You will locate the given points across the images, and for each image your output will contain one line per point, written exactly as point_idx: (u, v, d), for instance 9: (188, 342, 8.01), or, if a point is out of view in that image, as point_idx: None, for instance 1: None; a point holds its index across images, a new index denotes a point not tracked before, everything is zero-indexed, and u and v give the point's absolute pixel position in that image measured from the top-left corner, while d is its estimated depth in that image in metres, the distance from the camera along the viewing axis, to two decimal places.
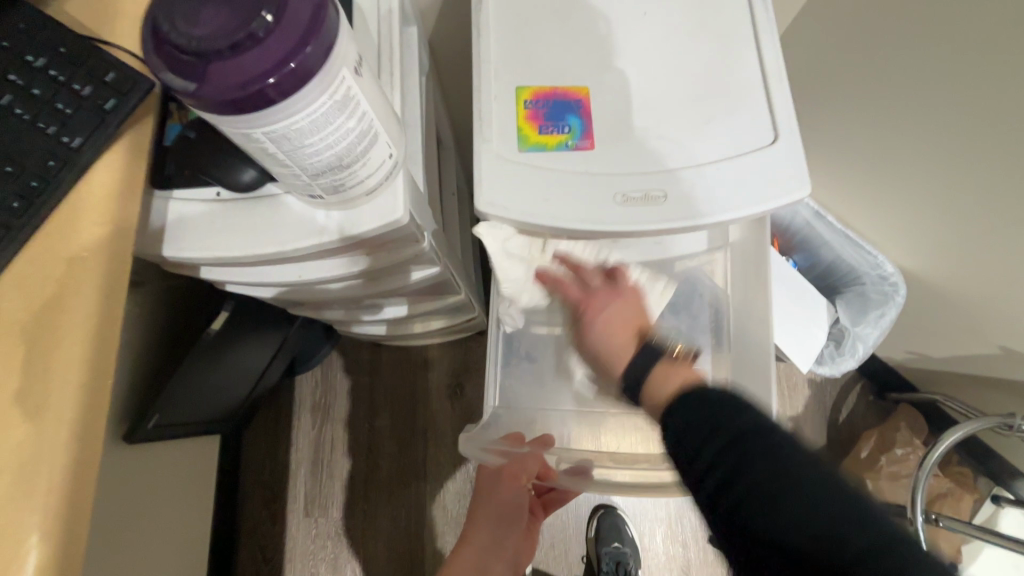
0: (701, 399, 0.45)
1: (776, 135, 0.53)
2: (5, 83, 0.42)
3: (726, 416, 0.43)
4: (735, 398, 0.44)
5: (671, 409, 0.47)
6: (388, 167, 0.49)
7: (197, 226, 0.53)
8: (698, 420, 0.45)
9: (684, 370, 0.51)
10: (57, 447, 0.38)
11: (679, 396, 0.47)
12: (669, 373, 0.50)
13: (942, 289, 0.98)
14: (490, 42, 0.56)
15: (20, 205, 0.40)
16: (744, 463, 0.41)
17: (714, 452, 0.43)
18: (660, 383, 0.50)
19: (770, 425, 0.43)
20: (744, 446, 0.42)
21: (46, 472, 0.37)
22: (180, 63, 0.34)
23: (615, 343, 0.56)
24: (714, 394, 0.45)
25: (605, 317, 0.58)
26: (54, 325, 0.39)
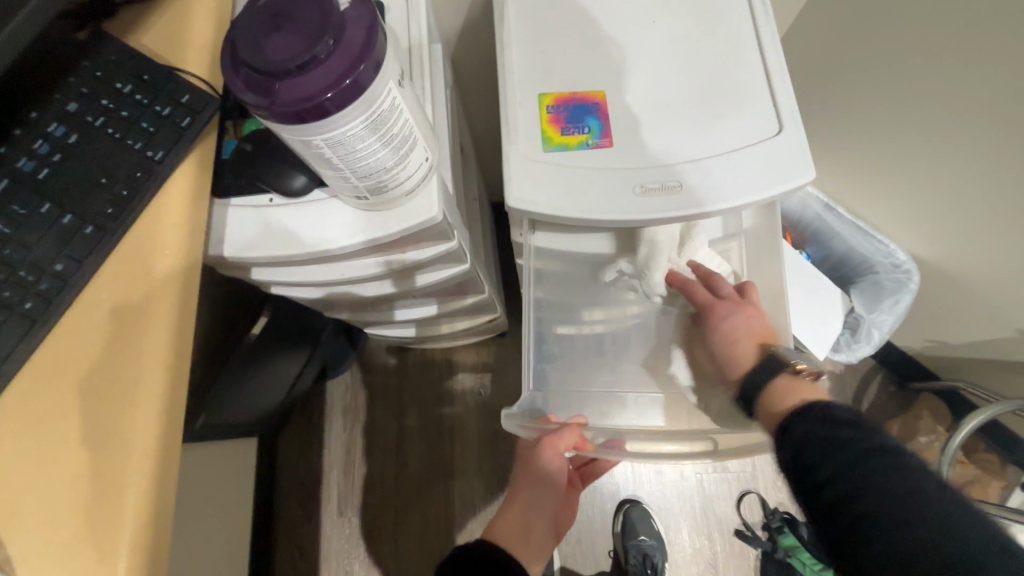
0: (827, 414, 0.50)
1: (783, 126, 0.57)
2: (100, 108, 0.49)
3: (851, 435, 0.48)
4: (864, 422, 0.49)
5: (795, 420, 0.52)
6: (425, 169, 0.54)
7: (253, 229, 0.59)
8: (822, 430, 0.49)
9: (810, 394, 0.54)
10: (146, 431, 0.43)
11: (802, 408, 0.53)
12: (791, 388, 0.56)
13: (956, 275, 0.99)
14: (512, 54, 0.62)
15: (113, 210, 0.47)
16: (869, 469, 0.45)
17: (842, 459, 0.47)
18: (785, 395, 0.55)
19: (896, 445, 0.47)
20: (871, 460, 0.46)
21: (136, 453, 0.42)
22: (256, 82, 0.40)
23: (738, 354, 0.62)
24: (840, 412, 0.51)
25: (728, 322, 0.63)
26: (138, 324, 0.45)
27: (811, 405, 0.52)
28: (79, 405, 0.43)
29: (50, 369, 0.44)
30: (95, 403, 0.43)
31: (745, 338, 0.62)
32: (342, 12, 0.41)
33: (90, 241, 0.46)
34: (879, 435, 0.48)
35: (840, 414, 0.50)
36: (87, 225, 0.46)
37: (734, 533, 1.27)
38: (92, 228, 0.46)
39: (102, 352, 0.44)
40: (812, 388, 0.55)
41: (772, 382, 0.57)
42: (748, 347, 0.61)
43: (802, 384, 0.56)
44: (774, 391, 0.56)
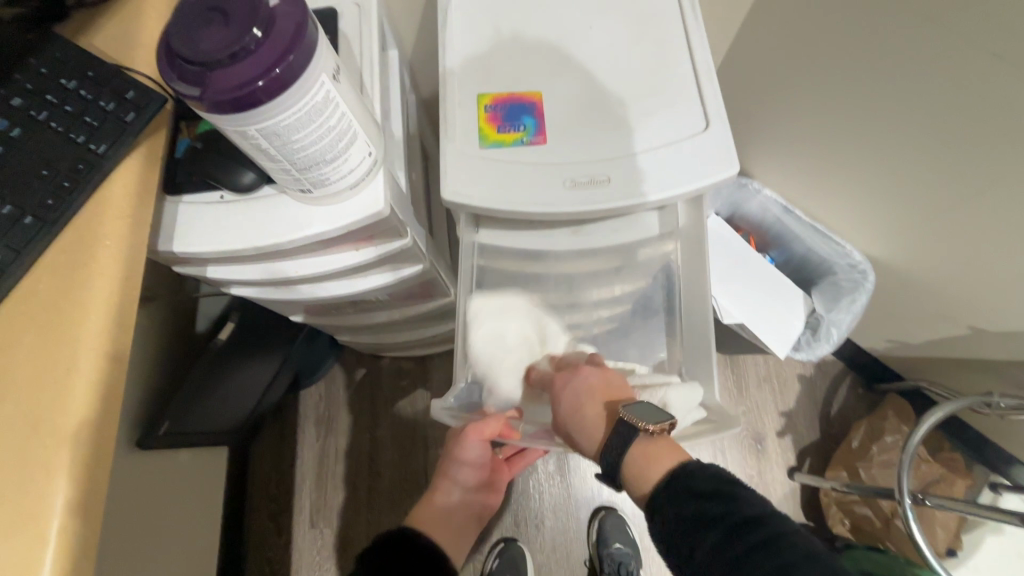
0: (690, 492, 0.47)
1: (711, 122, 0.59)
2: (44, 102, 0.50)
3: (717, 512, 0.45)
4: (726, 487, 0.46)
5: (661, 502, 0.48)
6: (369, 164, 0.56)
7: (202, 225, 0.60)
8: (689, 519, 0.46)
9: (662, 454, 0.51)
10: (77, 418, 0.43)
11: (663, 491, 0.48)
12: (648, 455, 0.51)
13: (911, 275, 1.01)
14: (456, 59, 0.64)
15: (54, 202, 0.48)
16: (739, 555, 0.43)
17: (706, 548, 0.44)
18: (641, 467, 0.51)
19: (755, 514, 0.44)
20: (737, 543, 0.43)
21: (65, 441, 0.43)
22: (189, 72, 0.41)
23: (585, 422, 0.58)
24: (705, 477, 0.47)
25: (572, 397, 0.60)
26: (75, 314, 0.46)
27: (669, 480, 0.49)
28: (12, 396, 0.44)
29: None
30: (27, 395, 0.44)
31: (597, 405, 0.58)
32: (273, 7, 0.42)
33: (28, 230, 0.47)
34: (732, 495, 0.46)
35: (699, 484, 0.47)
36: (27, 215, 0.47)
37: None
38: (31, 218, 0.47)
39: (39, 343, 0.45)
40: (660, 446, 0.51)
41: (622, 453, 0.52)
42: (595, 416, 0.57)
43: (656, 452, 0.51)
44: (626, 462, 0.52)
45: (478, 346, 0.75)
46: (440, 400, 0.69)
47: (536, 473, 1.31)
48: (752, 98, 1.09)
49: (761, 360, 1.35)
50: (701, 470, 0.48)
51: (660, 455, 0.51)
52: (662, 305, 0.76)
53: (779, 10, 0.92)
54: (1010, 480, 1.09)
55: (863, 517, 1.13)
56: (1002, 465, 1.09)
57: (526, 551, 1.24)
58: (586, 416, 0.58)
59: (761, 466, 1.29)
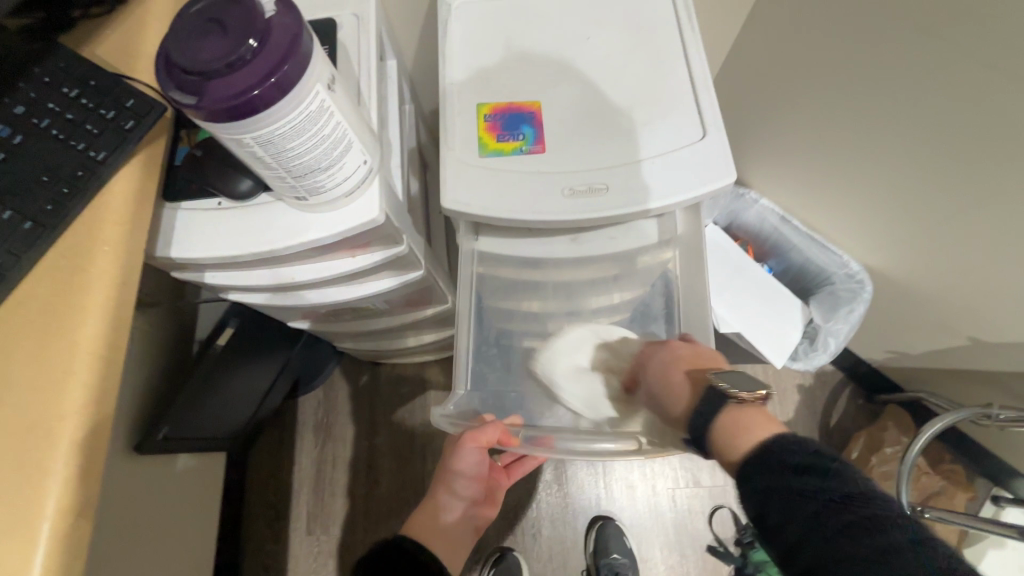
0: (783, 463, 0.43)
1: (706, 133, 0.60)
2: (45, 110, 0.51)
3: (813, 486, 0.41)
4: (824, 461, 0.42)
5: (749, 468, 0.45)
6: (364, 172, 0.57)
7: (200, 231, 0.60)
8: (781, 489, 0.42)
9: (754, 423, 0.47)
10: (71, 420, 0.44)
11: (753, 458, 0.45)
12: (740, 422, 0.48)
13: (909, 286, 1.01)
14: (455, 70, 0.65)
15: (53, 207, 0.48)
16: (838, 532, 0.39)
17: (800, 521, 0.41)
18: (732, 430, 0.48)
19: (860, 491, 0.41)
20: (834, 519, 0.40)
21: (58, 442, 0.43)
22: (186, 82, 0.42)
23: (674, 388, 0.56)
24: (798, 448, 0.44)
25: (659, 368, 0.59)
26: (71, 318, 0.46)
27: (759, 448, 0.45)
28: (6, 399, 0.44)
29: None
30: (20, 397, 0.44)
31: (681, 377, 0.56)
32: (269, 18, 0.43)
33: (27, 236, 0.47)
34: (834, 469, 0.42)
35: (796, 455, 0.44)
36: (27, 220, 0.48)
37: (707, 549, 1.25)
38: (31, 223, 0.48)
39: (34, 346, 0.45)
40: (754, 417, 0.48)
41: (711, 418, 0.50)
42: (685, 384, 0.55)
43: (747, 418, 0.48)
44: (716, 426, 0.49)
45: (474, 353, 0.75)
46: (438, 408, 0.69)
47: (535, 481, 1.30)
48: (750, 108, 1.10)
49: (760, 369, 1.35)
50: (799, 443, 0.44)
51: (753, 423, 0.47)
52: (662, 311, 0.76)
53: (775, 21, 0.93)
54: (1012, 493, 1.08)
55: None
56: (1003, 478, 1.08)
57: (523, 560, 1.23)
58: (674, 386, 0.56)
59: None
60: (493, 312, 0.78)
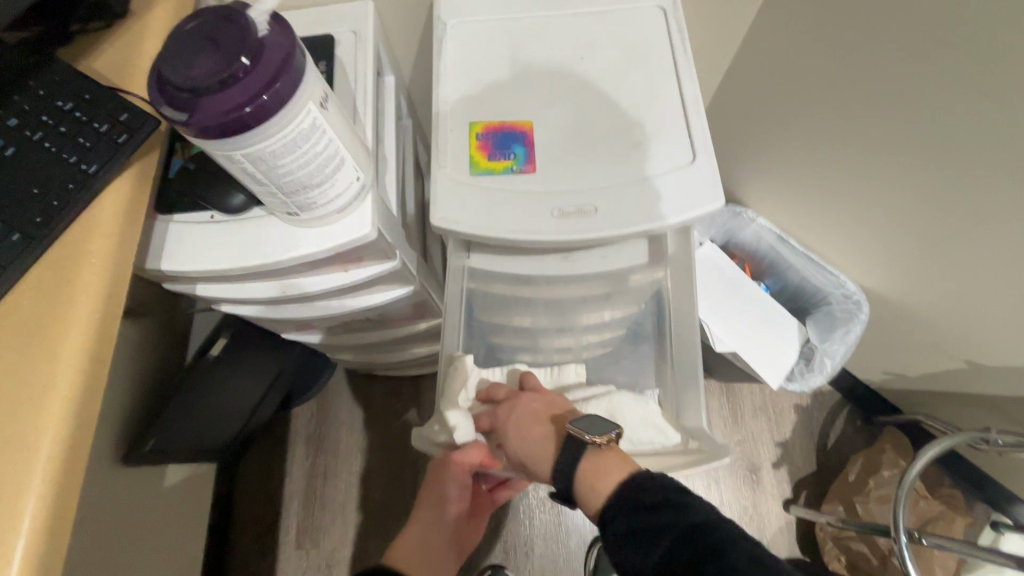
0: (638, 503, 0.46)
1: (696, 156, 0.60)
2: (38, 123, 0.51)
3: (662, 521, 0.43)
4: (675, 494, 0.45)
5: (614, 515, 0.46)
6: (357, 188, 0.57)
7: (190, 245, 0.60)
8: (636, 531, 0.44)
9: (611, 461, 0.50)
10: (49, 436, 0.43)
11: (611, 504, 0.47)
12: (597, 467, 0.50)
13: (906, 308, 1.01)
14: (449, 87, 0.66)
15: (42, 219, 0.48)
16: (688, 563, 0.41)
17: (654, 559, 0.43)
18: (593, 478, 0.49)
19: (702, 520, 0.43)
20: (685, 553, 0.42)
21: (36, 457, 0.42)
22: (178, 98, 0.42)
23: (533, 443, 0.57)
24: (653, 485, 0.46)
25: (517, 431, 0.60)
26: (54, 332, 0.46)
27: (618, 491, 0.47)
28: None
29: None
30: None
31: (539, 436, 0.58)
32: (262, 37, 0.44)
33: (15, 247, 0.47)
34: (679, 501, 0.44)
35: (648, 492, 0.46)
36: (15, 232, 0.47)
37: None
38: (19, 235, 0.47)
39: (16, 358, 0.45)
40: (610, 455, 0.51)
41: (572, 468, 0.51)
42: (545, 438, 0.57)
43: (605, 463, 0.50)
44: (579, 476, 0.51)
45: None
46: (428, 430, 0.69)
47: (527, 498, 1.29)
48: (746, 127, 1.11)
49: (757, 388, 1.34)
50: (649, 475, 0.47)
51: (609, 463, 0.50)
52: (652, 331, 0.77)
53: (770, 44, 0.94)
54: (1013, 520, 1.06)
55: (860, 555, 1.10)
56: (1004, 504, 1.06)
57: None
58: (533, 447, 0.57)
59: (757, 498, 1.26)
60: (487, 325, 0.78)
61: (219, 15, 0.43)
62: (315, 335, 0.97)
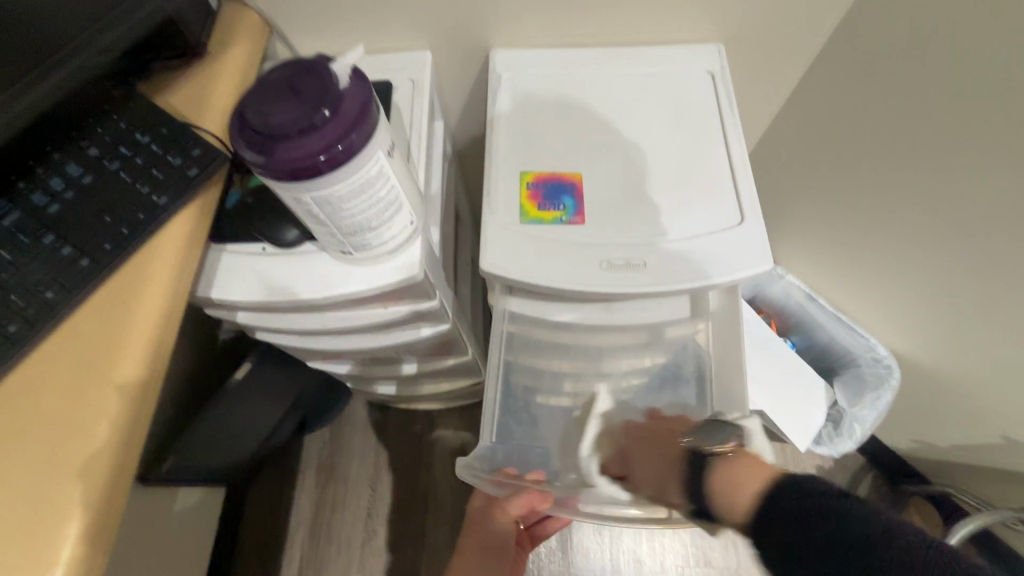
0: (791, 510, 0.36)
1: (742, 219, 0.61)
2: (116, 154, 0.53)
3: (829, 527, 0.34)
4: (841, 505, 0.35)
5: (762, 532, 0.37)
6: (409, 231, 0.58)
7: (240, 276, 0.62)
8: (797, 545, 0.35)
9: (748, 469, 0.41)
10: (97, 460, 0.43)
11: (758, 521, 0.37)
12: (733, 475, 0.41)
13: (937, 375, 0.99)
14: (501, 137, 0.68)
15: (111, 246, 0.50)
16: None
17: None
18: (727, 487, 0.41)
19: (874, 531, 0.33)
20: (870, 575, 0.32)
21: (83, 481, 0.43)
22: (257, 141, 0.44)
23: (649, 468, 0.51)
24: (816, 491, 0.36)
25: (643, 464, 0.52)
26: (112, 354, 0.47)
27: (768, 497, 0.38)
28: (35, 432, 0.44)
29: (13, 390, 0.45)
30: (52, 432, 0.44)
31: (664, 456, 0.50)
32: (342, 88, 0.46)
33: (83, 271, 0.49)
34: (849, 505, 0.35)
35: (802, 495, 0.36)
36: (84, 257, 0.49)
37: None
38: (88, 260, 0.49)
39: (70, 379, 0.46)
40: (746, 461, 0.42)
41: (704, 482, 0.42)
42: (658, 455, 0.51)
43: (746, 468, 0.41)
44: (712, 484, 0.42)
45: (501, 402, 0.75)
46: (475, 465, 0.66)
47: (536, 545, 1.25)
48: (778, 185, 1.12)
49: (778, 446, 1.30)
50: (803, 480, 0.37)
51: (745, 470, 0.41)
52: (693, 376, 0.76)
53: (806, 108, 0.96)
54: None
55: None
56: None
57: None
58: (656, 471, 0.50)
59: None
60: (524, 371, 0.78)
61: (305, 66, 0.46)
62: (344, 365, 0.98)
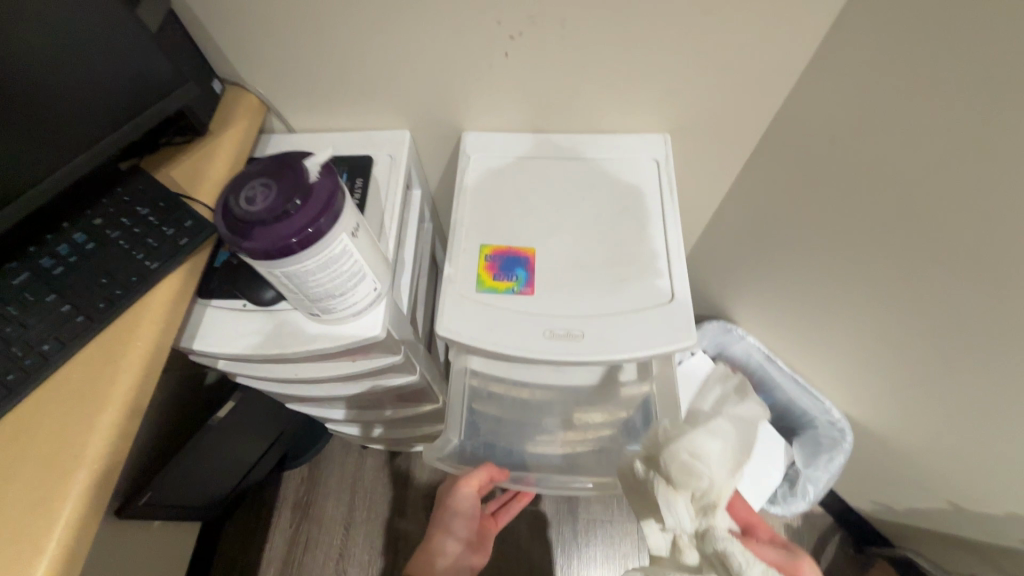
0: None
1: (673, 297, 0.68)
2: (117, 224, 0.60)
3: None
4: None
5: None
6: (373, 296, 0.65)
7: (220, 329, 0.68)
8: None
9: None
10: (69, 500, 0.49)
11: None
12: None
13: (886, 439, 1.01)
14: (467, 212, 0.76)
15: (104, 305, 0.56)
16: None
17: None
18: None
19: None
20: None
21: (55, 519, 0.48)
22: (237, 224, 0.51)
23: None
24: None
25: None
26: (94, 403, 0.53)
27: None
28: (19, 471, 0.49)
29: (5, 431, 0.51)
30: (35, 472, 0.50)
31: None
32: (313, 181, 0.53)
33: (77, 328, 0.55)
34: None
35: None
36: (80, 315, 0.56)
37: None
38: (83, 318, 0.56)
39: (55, 424, 0.52)
40: None
41: None
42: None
43: None
44: None
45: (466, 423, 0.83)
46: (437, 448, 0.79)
47: None
48: None
49: None
50: None
51: None
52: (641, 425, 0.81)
53: None
54: None
55: None
56: None
57: None
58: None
59: None
60: (489, 411, 0.85)
61: (285, 163, 0.54)
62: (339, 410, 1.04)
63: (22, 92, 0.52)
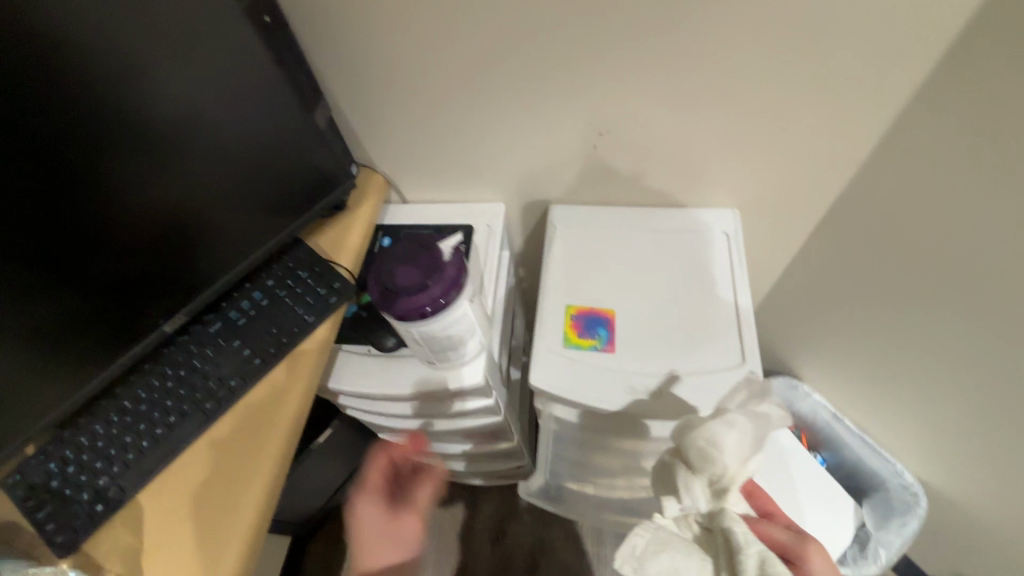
0: None
1: (743, 361, 0.76)
2: (284, 284, 0.76)
3: None
4: None
5: None
6: (479, 348, 0.77)
7: (352, 370, 0.83)
8: None
9: None
10: (251, 507, 0.62)
11: None
12: None
13: (959, 506, 0.99)
14: (553, 275, 0.87)
15: (274, 350, 0.71)
16: None
17: None
18: None
19: None
20: None
21: (242, 521, 0.61)
22: (385, 292, 0.65)
23: None
24: None
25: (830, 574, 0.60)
26: (267, 427, 0.67)
27: None
28: (215, 480, 0.64)
29: (202, 447, 0.66)
30: (226, 482, 0.63)
31: None
32: (445, 259, 0.66)
33: (255, 367, 0.70)
34: None
35: None
36: (257, 357, 0.71)
37: None
38: (259, 359, 0.70)
39: (240, 444, 0.66)
40: None
41: None
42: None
43: None
44: None
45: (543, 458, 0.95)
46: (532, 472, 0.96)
47: None
48: None
49: None
50: None
51: None
52: None
53: None
54: None
55: None
56: None
57: None
58: None
59: None
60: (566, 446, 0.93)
61: (431, 245, 0.67)
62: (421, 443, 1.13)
63: (216, 170, 0.65)
